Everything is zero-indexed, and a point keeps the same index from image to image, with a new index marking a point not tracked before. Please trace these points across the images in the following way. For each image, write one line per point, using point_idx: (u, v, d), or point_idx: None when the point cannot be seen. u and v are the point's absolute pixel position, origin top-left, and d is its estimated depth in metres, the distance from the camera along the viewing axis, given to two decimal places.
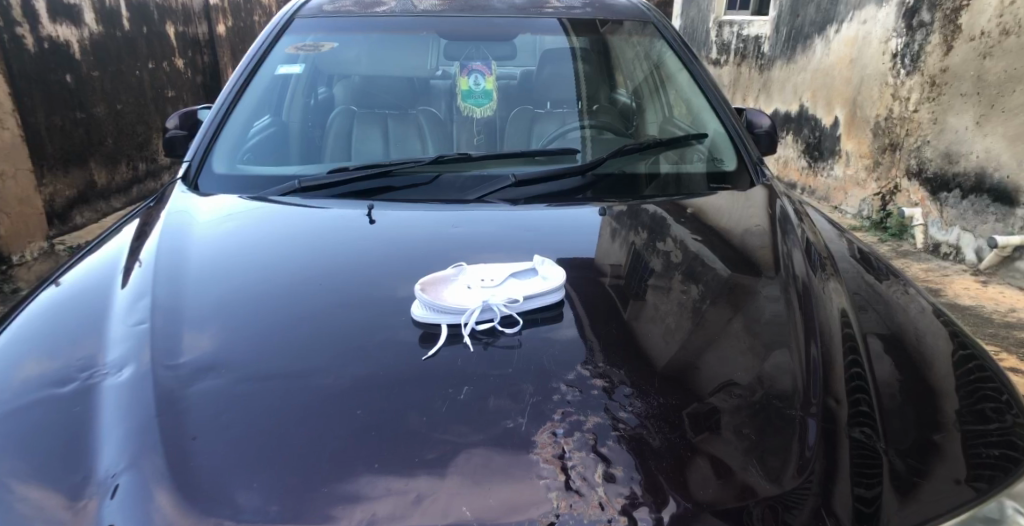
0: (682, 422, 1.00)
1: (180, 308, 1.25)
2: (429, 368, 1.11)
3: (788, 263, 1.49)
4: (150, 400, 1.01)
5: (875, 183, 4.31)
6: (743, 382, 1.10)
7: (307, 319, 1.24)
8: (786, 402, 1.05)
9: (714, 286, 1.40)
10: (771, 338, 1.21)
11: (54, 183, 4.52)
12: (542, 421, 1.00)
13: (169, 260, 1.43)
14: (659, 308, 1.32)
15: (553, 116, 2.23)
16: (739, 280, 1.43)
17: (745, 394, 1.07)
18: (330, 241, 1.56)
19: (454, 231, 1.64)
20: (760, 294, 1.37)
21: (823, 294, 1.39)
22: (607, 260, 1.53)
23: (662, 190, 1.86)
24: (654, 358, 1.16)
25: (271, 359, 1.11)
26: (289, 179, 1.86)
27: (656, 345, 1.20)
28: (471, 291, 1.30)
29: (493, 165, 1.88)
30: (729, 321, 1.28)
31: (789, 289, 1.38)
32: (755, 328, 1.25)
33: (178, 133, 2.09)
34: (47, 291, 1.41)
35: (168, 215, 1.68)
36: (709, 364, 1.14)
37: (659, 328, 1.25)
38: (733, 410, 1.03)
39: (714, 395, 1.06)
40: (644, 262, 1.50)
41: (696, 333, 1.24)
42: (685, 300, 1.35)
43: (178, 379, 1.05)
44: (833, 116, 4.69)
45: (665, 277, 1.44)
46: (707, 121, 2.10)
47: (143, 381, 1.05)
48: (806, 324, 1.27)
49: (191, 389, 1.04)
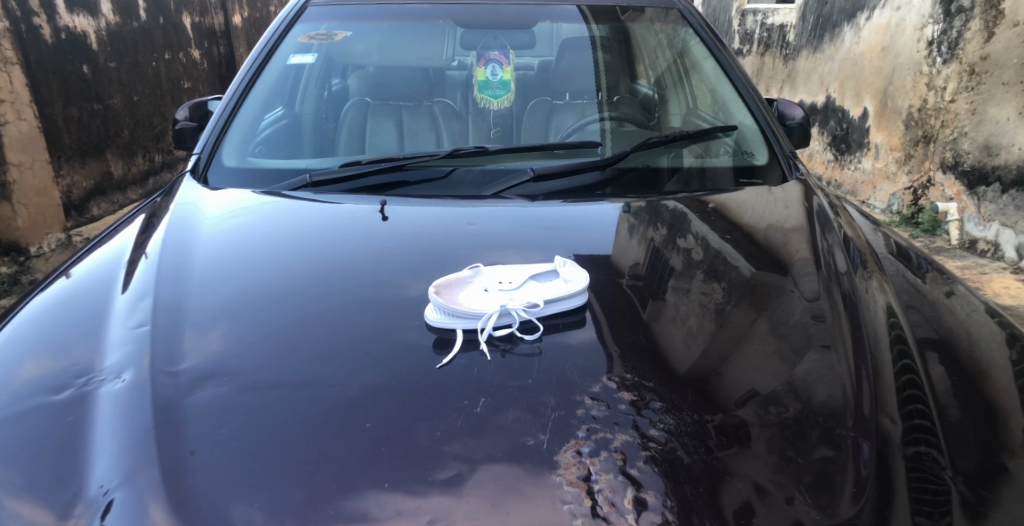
0: (719, 438, 0.93)
1: (183, 309, 1.19)
2: (443, 378, 1.04)
3: (828, 260, 1.43)
4: (148, 410, 0.94)
5: (906, 177, 4.17)
6: (783, 394, 1.02)
7: (318, 321, 1.18)
8: (834, 421, 0.98)
9: (739, 286, 1.33)
10: (810, 347, 1.14)
11: (71, 174, 4.51)
12: (565, 438, 0.93)
13: (173, 257, 1.38)
14: (680, 309, 1.25)
15: (571, 108, 2.15)
16: (769, 280, 1.35)
17: (786, 409, 0.99)
18: (342, 238, 1.50)
19: (470, 229, 1.57)
20: (790, 295, 1.30)
21: (863, 296, 1.33)
22: (626, 259, 1.46)
23: (685, 185, 1.78)
24: (679, 365, 1.10)
25: (278, 366, 1.05)
26: (300, 174, 1.79)
27: (678, 349, 1.14)
28: (488, 294, 1.22)
29: (509, 160, 1.80)
30: (754, 324, 1.21)
31: (827, 291, 1.31)
32: (790, 334, 1.18)
33: (187, 125, 2.03)
34: (57, 283, 1.37)
35: (175, 207, 1.63)
36: (739, 373, 1.08)
37: (681, 330, 1.19)
38: (775, 425, 0.96)
39: (748, 409, 1.00)
40: (663, 260, 1.43)
41: (721, 336, 1.17)
42: (708, 301, 1.28)
43: (177, 388, 0.99)
44: (862, 107, 4.55)
45: (686, 276, 1.37)
46: (735, 112, 2.01)
47: (141, 389, 0.98)
48: (852, 335, 1.19)
49: (191, 398, 0.97)
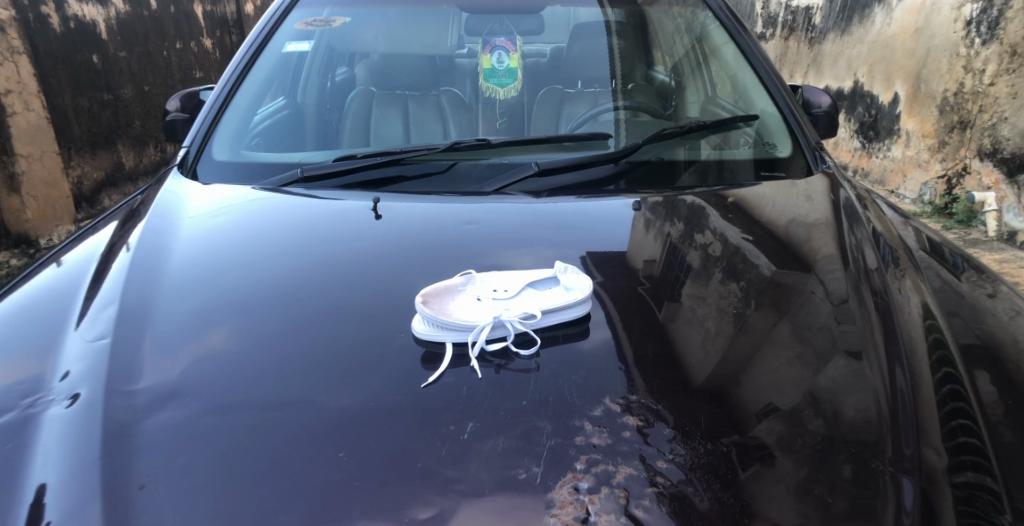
0: (738, 470, 0.82)
1: (149, 319, 1.10)
2: (428, 398, 0.94)
3: (857, 257, 1.31)
4: (96, 436, 0.86)
5: (940, 165, 3.98)
6: (809, 414, 0.91)
7: (297, 328, 1.09)
8: (868, 451, 0.86)
9: (759, 285, 1.22)
10: (837, 358, 1.02)
11: (81, 165, 4.42)
12: (561, 471, 0.82)
13: (147, 259, 1.29)
14: (697, 311, 1.15)
15: (584, 96, 2.02)
16: (791, 278, 1.24)
17: (812, 432, 0.88)
18: (331, 238, 1.40)
19: (468, 228, 1.46)
20: (813, 295, 1.19)
21: (896, 297, 1.21)
22: (640, 256, 1.35)
23: (701, 178, 1.66)
24: (695, 376, 1.00)
25: (247, 383, 0.96)
26: (292, 167, 1.69)
27: (694, 357, 1.04)
28: (481, 304, 1.11)
29: (513, 152, 1.67)
30: (775, 328, 1.10)
31: (853, 291, 1.20)
32: (815, 340, 1.07)
33: (179, 116, 1.95)
34: (44, 274, 1.33)
35: (158, 202, 1.55)
36: (761, 385, 0.97)
37: (698, 334, 1.09)
38: (800, 454, 0.85)
39: (771, 432, 0.88)
40: (680, 257, 1.32)
41: (739, 341, 1.07)
42: (726, 302, 1.17)
43: (132, 410, 0.90)
44: (893, 92, 4.36)
45: (702, 275, 1.26)
46: (756, 100, 1.87)
47: (91, 411, 0.90)
48: (886, 343, 1.08)
49: (147, 422, 0.89)
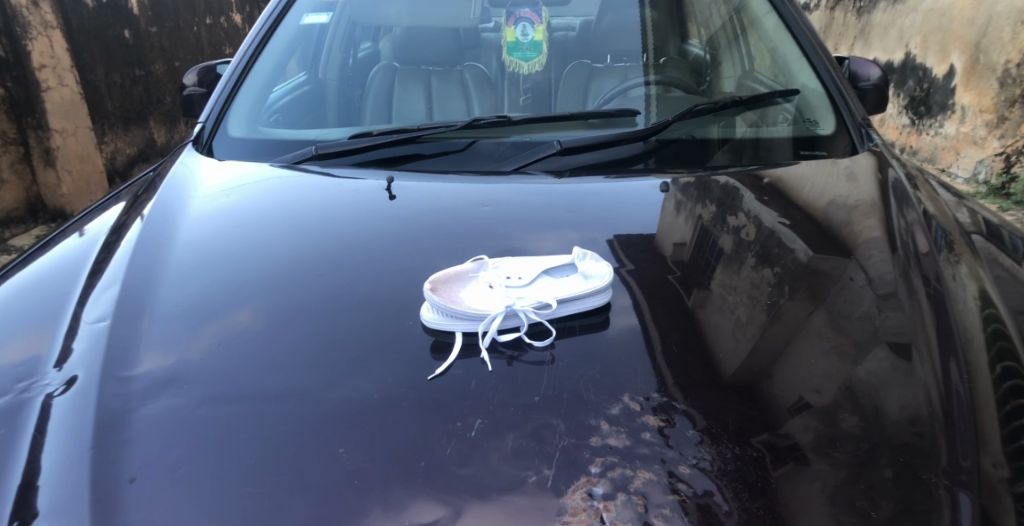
0: (769, 477, 0.76)
1: (152, 303, 1.08)
2: (433, 393, 0.88)
3: (906, 242, 1.22)
4: (87, 425, 0.83)
5: (998, 142, 3.79)
6: (845, 413, 0.84)
7: (302, 312, 1.05)
8: (919, 461, 0.78)
9: (795, 270, 1.14)
10: (878, 352, 0.95)
11: (114, 142, 4.42)
12: (574, 474, 0.76)
13: (154, 242, 1.27)
14: (727, 299, 1.08)
15: (613, 72, 1.93)
16: (829, 264, 1.16)
17: (848, 432, 0.81)
18: (343, 219, 1.36)
19: (485, 210, 1.40)
20: (853, 282, 1.11)
21: (949, 286, 1.12)
22: (670, 239, 1.29)
23: (736, 156, 1.56)
24: (723, 370, 0.94)
25: (248, 371, 0.93)
26: (307, 144, 1.63)
27: (724, 349, 0.98)
28: (493, 292, 1.04)
29: (535, 130, 1.59)
30: (810, 318, 1.03)
31: (898, 278, 1.11)
32: (854, 330, 0.99)
33: (196, 91, 1.92)
34: (53, 255, 1.32)
35: (170, 182, 1.52)
36: (794, 380, 0.91)
37: (729, 323, 1.03)
38: (837, 458, 0.77)
39: (809, 435, 0.81)
40: (712, 241, 1.25)
41: (772, 331, 1.00)
42: (759, 290, 1.10)
43: (127, 398, 0.88)
44: (948, 64, 4.15)
45: (735, 259, 1.19)
46: (798, 74, 1.76)
47: (85, 398, 0.87)
48: (938, 336, 0.99)
49: (141, 411, 0.86)
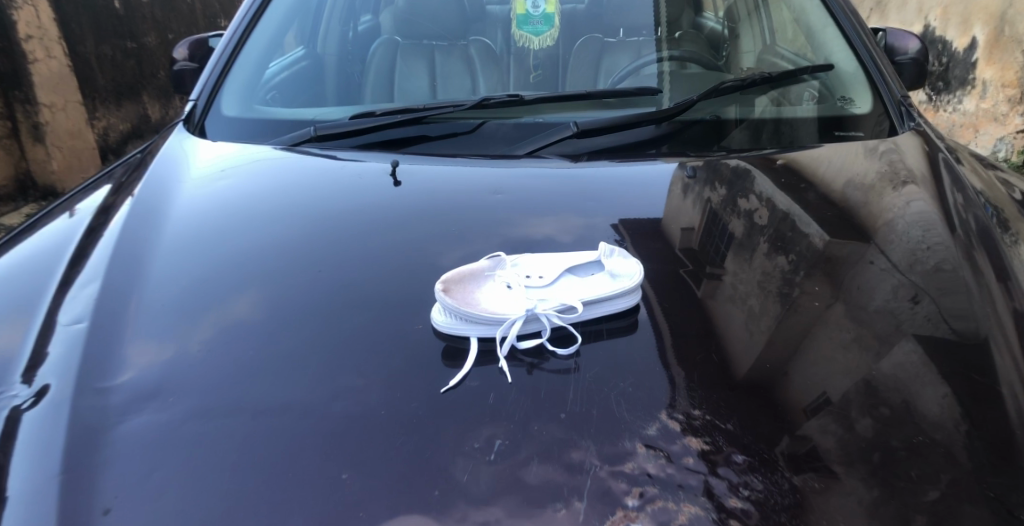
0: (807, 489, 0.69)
1: (136, 302, 0.99)
2: (448, 408, 0.80)
3: (965, 220, 1.15)
4: (58, 446, 0.75)
5: (1021, 118, 3.71)
6: (858, 412, 0.78)
7: (302, 313, 0.97)
8: (1010, 496, 0.68)
9: (810, 258, 1.06)
10: (904, 344, 0.87)
11: (106, 117, 4.29)
12: (609, 507, 0.68)
13: (139, 230, 1.18)
14: (738, 288, 1.00)
15: (626, 46, 1.81)
16: (847, 249, 1.09)
17: (870, 436, 0.74)
18: (343, 205, 1.26)
19: (498, 197, 1.29)
20: (873, 265, 1.04)
21: (1016, 281, 1.03)
22: (677, 224, 1.20)
23: (756, 137, 1.47)
24: (737, 367, 0.86)
25: (240, 379, 0.84)
26: (305, 124, 1.53)
27: (737, 342, 0.90)
28: (512, 293, 0.95)
29: (548, 109, 1.49)
30: (829, 310, 0.95)
31: (923, 261, 1.04)
32: (874, 322, 0.92)
33: (187, 65, 1.82)
34: (32, 241, 1.22)
35: (159, 162, 1.43)
36: (811, 379, 0.84)
37: (740, 313, 0.96)
38: (871, 472, 0.70)
39: (880, 463, 0.71)
40: (721, 226, 1.17)
41: (786, 324, 0.93)
42: (770, 278, 1.02)
43: (104, 413, 0.79)
44: (970, 37, 4.03)
45: (747, 245, 1.11)
46: (829, 44, 1.67)
47: (57, 413, 0.79)
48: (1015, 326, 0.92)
49: (120, 429, 0.77)
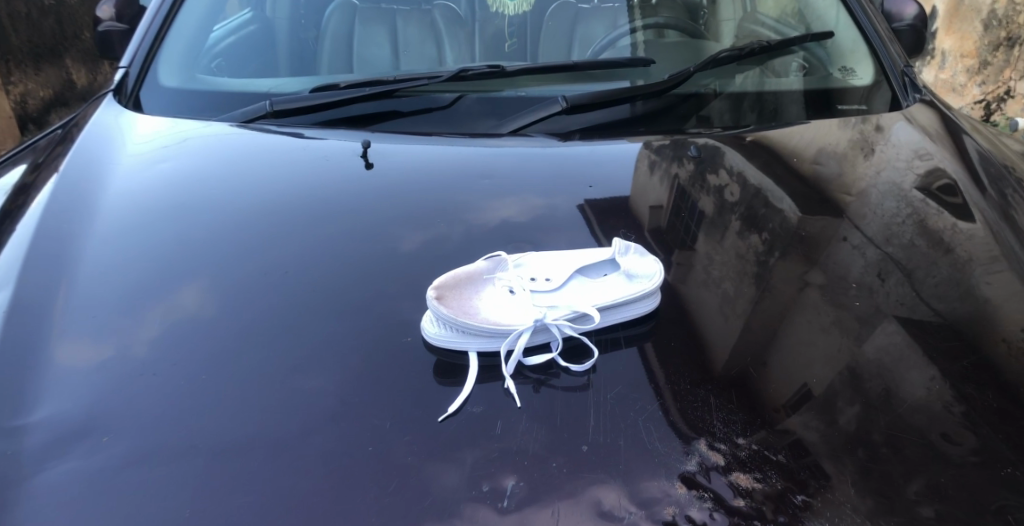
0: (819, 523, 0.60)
1: (56, 311, 0.82)
2: (449, 439, 0.67)
3: (991, 181, 1.16)
4: None
5: (978, 89, 3.72)
6: (844, 402, 0.72)
7: (264, 320, 0.81)
8: None
9: (784, 236, 1.00)
10: (886, 325, 0.82)
11: (24, 82, 3.92)
12: None
13: (58, 218, 0.99)
14: (712, 272, 0.93)
15: (601, 14, 1.65)
16: (821, 223, 1.04)
17: (853, 430, 0.69)
18: (306, 189, 1.11)
19: (488, 182, 1.15)
20: (847, 243, 1.00)
21: None
22: (644, 201, 1.11)
23: (736, 110, 1.37)
24: (717, 361, 0.78)
25: (188, 406, 0.70)
26: (261, 98, 1.35)
27: (714, 329, 0.83)
28: (516, 298, 0.84)
29: (532, 82, 1.35)
30: (805, 293, 0.89)
31: (898, 235, 1.00)
32: (854, 303, 0.86)
33: (114, 26, 1.61)
34: None
35: (87, 136, 1.24)
36: (791, 368, 0.77)
37: (716, 297, 0.88)
38: (860, 473, 0.64)
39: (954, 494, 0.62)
40: (691, 203, 1.08)
41: (764, 305, 0.86)
42: (747, 259, 0.95)
43: (16, 463, 0.64)
44: (929, 6, 4.04)
45: (718, 223, 1.03)
46: (828, 13, 1.58)
47: None
48: None
49: (37, 483, 0.62)
